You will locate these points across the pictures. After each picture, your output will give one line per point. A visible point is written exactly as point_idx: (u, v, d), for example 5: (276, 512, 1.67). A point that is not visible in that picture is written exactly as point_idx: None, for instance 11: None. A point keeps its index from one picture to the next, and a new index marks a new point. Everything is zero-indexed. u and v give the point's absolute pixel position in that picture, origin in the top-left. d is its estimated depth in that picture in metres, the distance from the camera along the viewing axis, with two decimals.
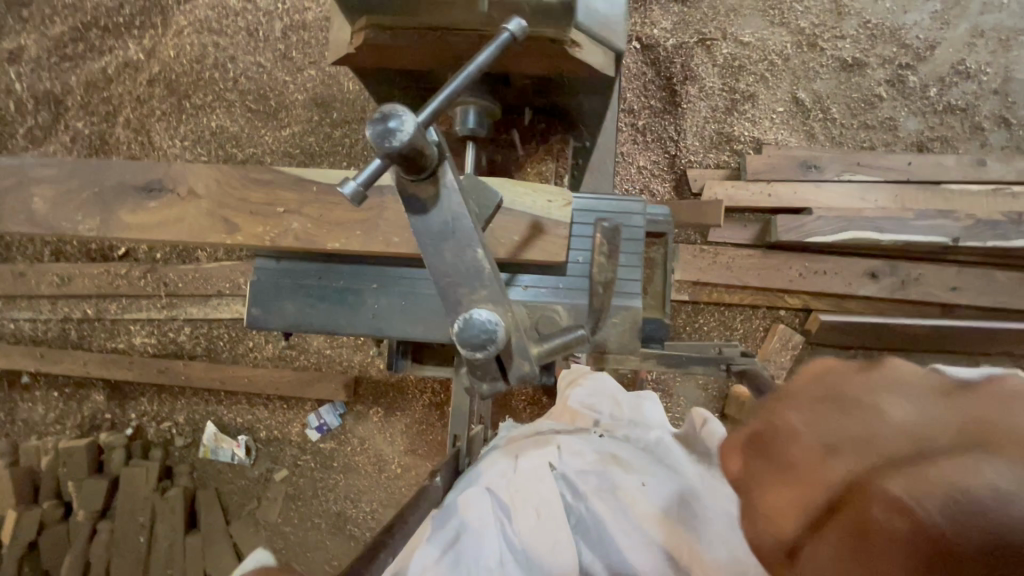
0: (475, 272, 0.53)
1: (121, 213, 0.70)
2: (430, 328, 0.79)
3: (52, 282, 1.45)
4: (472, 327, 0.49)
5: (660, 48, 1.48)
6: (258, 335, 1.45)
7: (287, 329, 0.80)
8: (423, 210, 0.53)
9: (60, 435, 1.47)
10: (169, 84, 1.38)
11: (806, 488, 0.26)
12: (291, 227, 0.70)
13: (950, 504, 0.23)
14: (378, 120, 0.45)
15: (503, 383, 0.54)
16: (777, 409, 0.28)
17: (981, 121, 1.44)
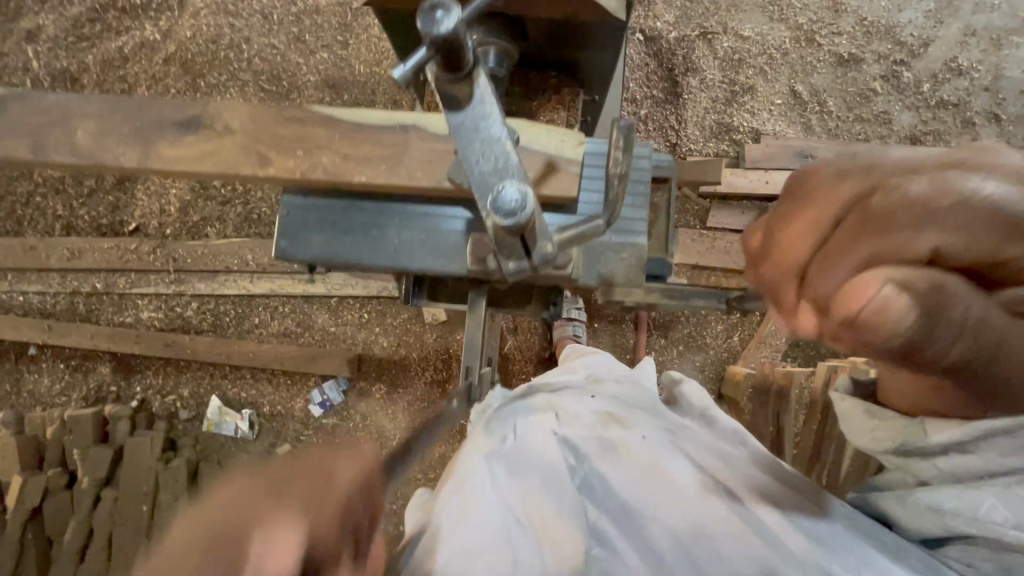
0: (506, 166, 0.54)
1: (158, 146, 0.71)
2: (451, 264, 0.81)
3: (62, 255, 1.47)
4: (502, 202, 0.50)
5: (663, 39, 1.52)
6: (264, 311, 1.48)
7: (314, 260, 0.82)
8: (456, 110, 0.54)
9: (65, 407, 1.49)
10: (184, 64, 1.42)
11: (819, 223, 0.41)
12: (320, 161, 0.72)
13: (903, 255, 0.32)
14: (427, 9, 0.46)
15: (526, 262, 0.58)
16: (863, 182, 0.41)
17: (972, 116, 1.49)
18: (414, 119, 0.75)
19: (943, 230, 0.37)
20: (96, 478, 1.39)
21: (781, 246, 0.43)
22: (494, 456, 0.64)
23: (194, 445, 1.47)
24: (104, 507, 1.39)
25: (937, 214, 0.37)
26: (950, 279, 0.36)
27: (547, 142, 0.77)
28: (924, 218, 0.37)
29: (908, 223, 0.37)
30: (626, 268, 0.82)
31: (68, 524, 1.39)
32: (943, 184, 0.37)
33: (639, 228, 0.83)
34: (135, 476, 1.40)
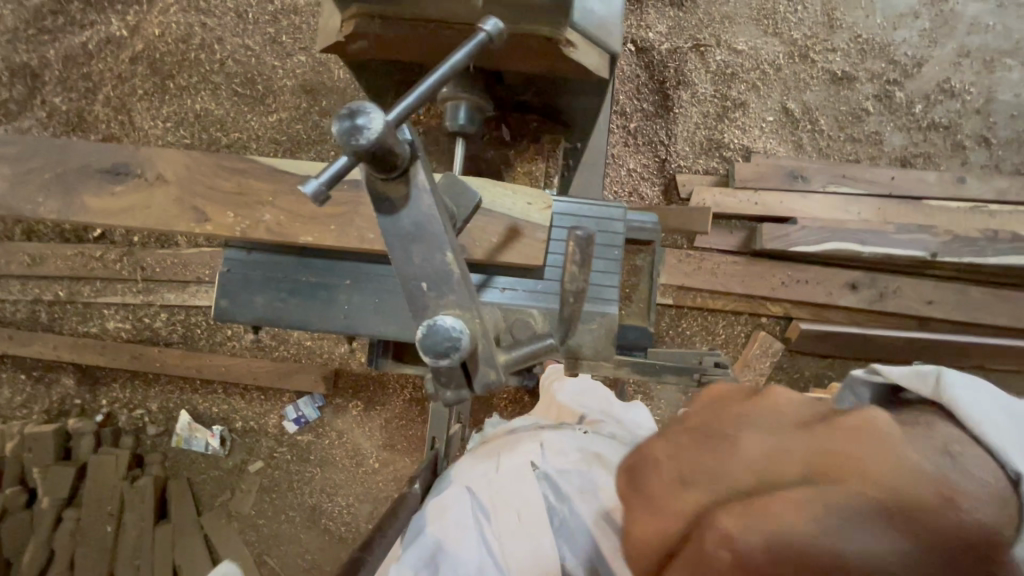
0: (446, 278, 0.50)
1: (86, 196, 0.70)
2: (400, 327, 0.78)
3: (23, 262, 1.40)
4: (437, 335, 0.45)
5: (655, 51, 1.48)
6: (237, 323, 1.43)
7: (258, 322, 0.80)
8: (390, 212, 0.50)
9: (27, 419, 1.43)
10: (153, 63, 1.34)
11: (664, 538, 0.31)
12: (263, 219, 0.71)
13: (763, 536, 0.28)
14: (344, 116, 0.43)
15: (467, 392, 0.50)
16: (717, 488, 0.31)
17: (963, 139, 1.47)
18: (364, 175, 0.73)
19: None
20: (59, 496, 1.35)
21: (625, 536, 0.34)
22: (470, 493, 0.68)
23: (162, 461, 1.42)
24: (66, 526, 1.35)
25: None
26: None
27: (512, 205, 0.75)
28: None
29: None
30: (593, 339, 0.79)
31: (30, 541, 1.34)
32: (833, 483, 0.29)
33: (609, 295, 0.80)
34: (99, 494, 1.35)
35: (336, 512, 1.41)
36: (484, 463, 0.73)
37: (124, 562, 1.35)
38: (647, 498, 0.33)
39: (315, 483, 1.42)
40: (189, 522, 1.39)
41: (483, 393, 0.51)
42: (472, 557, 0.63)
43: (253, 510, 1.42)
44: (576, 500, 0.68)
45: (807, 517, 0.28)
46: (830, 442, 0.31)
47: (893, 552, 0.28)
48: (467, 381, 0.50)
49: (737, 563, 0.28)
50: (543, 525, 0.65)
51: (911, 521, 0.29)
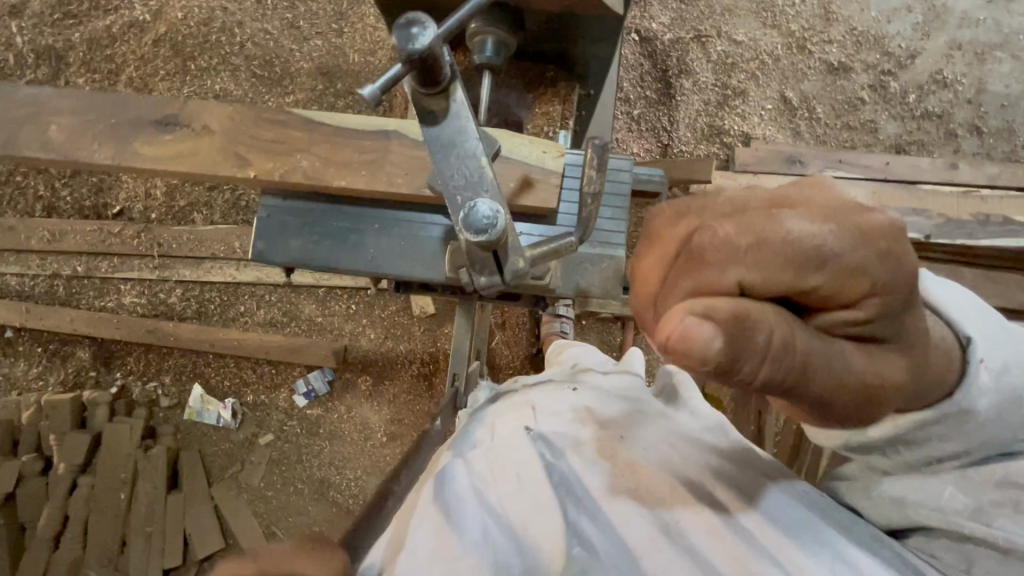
0: (480, 180, 0.55)
1: (137, 144, 0.75)
2: (427, 270, 0.82)
3: (42, 237, 1.44)
4: (475, 217, 0.52)
5: (658, 40, 1.54)
6: (250, 299, 1.47)
7: (291, 263, 0.84)
8: (433, 125, 0.55)
9: (42, 391, 1.46)
10: (175, 46, 1.39)
11: (666, 257, 0.37)
12: (300, 165, 0.77)
13: (751, 232, 0.35)
14: (402, 25, 0.49)
15: (498, 278, 0.57)
16: (702, 214, 0.37)
17: (955, 127, 1.53)
18: (393, 127, 0.79)
19: (759, 257, 0.34)
20: (73, 464, 1.37)
21: (638, 283, 0.39)
22: (465, 462, 0.63)
23: (174, 433, 1.45)
24: (80, 493, 1.37)
25: (757, 245, 0.35)
26: (767, 313, 0.34)
27: (528, 152, 0.80)
28: (755, 252, 0.35)
29: (737, 254, 0.35)
30: (602, 280, 0.85)
31: (43, 508, 1.36)
32: (771, 219, 0.35)
33: (617, 240, 0.86)
34: (113, 463, 1.38)
35: (344, 484, 1.44)
36: (480, 435, 0.69)
37: (135, 529, 1.37)
38: (649, 234, 0.39)
39: (324, 456, 1.45)
40: (200, 492, 1.42)
41: (512, 280, 0.58)
42: (477, 522, 0.57)
43: (262, 482, 1.45)
44: (571, 455, 0.63)
45: (789, 222, 0.35)
46: (780, 193, 0.38)
47: (840, 248, 0.34)
48: (498, 268, 0.57)
49: (730, 242, 0.35)
50: (542, 485, 0.60)
51: (849, 220, 0.35)
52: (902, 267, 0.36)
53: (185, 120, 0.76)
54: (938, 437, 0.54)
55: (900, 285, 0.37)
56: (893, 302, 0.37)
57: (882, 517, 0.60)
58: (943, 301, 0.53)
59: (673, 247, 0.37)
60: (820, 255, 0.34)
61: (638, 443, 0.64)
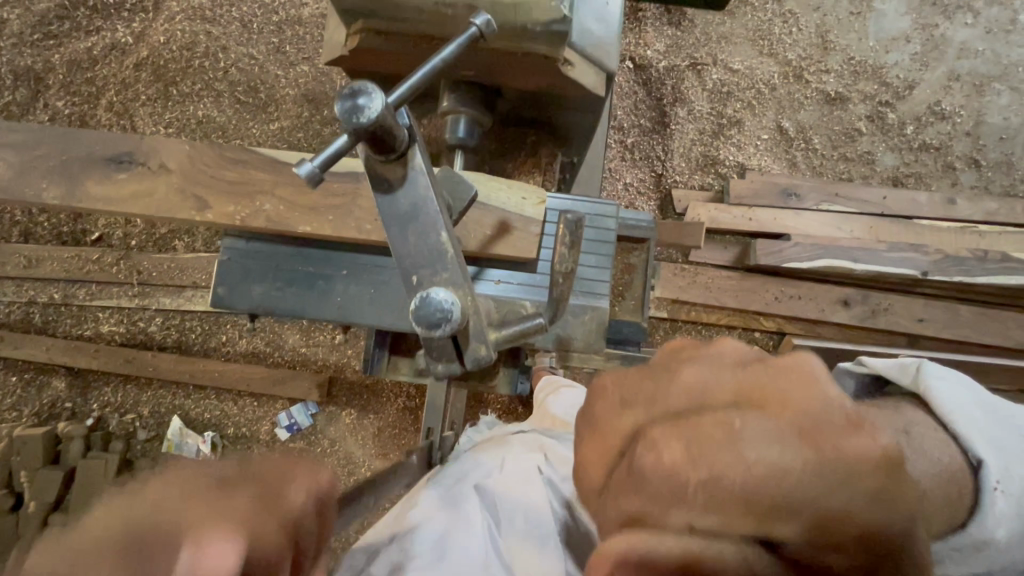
0: (439, 256, 0.52)
1: (88, 183, 0.72)
2: (395, 317, 0.79)
3: (18, 263, 1.40)
4: (430, 306, 0.47)
5: (653, 68, 1.51)
6: (232, 329, 1.43)
7: (255, 309, 0.80)
8: (389, 193, 0.51)
9: (16, 422, 1.41)
10: (157, 69, 1.36)
11: (610, 451, 0.41)
12: (264, 209, 0.73)
13: (702, 442, 0.36)
14: (346, 94, 0.44)
15: (457, 365, 0.53)
16: (645, 421, 0.41)
17: (953, 160, 1.50)
18: (361, 168, 0.75)
19: (709, 502, 0.35)
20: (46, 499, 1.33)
21: (585, 470, 0.43)
22: (479, 492, 0.74)
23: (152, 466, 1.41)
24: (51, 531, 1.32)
25: (706, 481, 0.35)
26: (725, 541, 0.34)
27: (507, 199, 0.77)
28: (705, 492, 0.35)
29: (680, 490, 0.35)
30: (585, 331, 0.81)
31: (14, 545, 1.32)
32: (727, 433, 0.36)
33: (600, 289, 0.83)
34: None
35: None
36: (490, 465, 0.80)
37: None
38: (602, 422, 0.43)
39: None
40: None
41: (473, 367, 0.53)
42: (479, 550, 0.68)
43: None
44: (578, 505, 0.77)
45: (746, 435, 0.36)
46: (745, 382, 0.40)
47: (800, 478, 0.35)
48: (457, 354, 0.53)
49: (683, 459, 0.36)
50: (550, 529, 0.73)
51: (819, 443, 0.36)
52: (886, 498, 0.36)
53: (151, 166, 0.73)
54: (956, 561, 0.55)
55: (880, 523, 0.36)
56: (875, 549, 0.36)
57: None
58: (952, 406, 0.58)
59: (619, 438, 0.42)
60: (781, 489, 0.35)
61: None
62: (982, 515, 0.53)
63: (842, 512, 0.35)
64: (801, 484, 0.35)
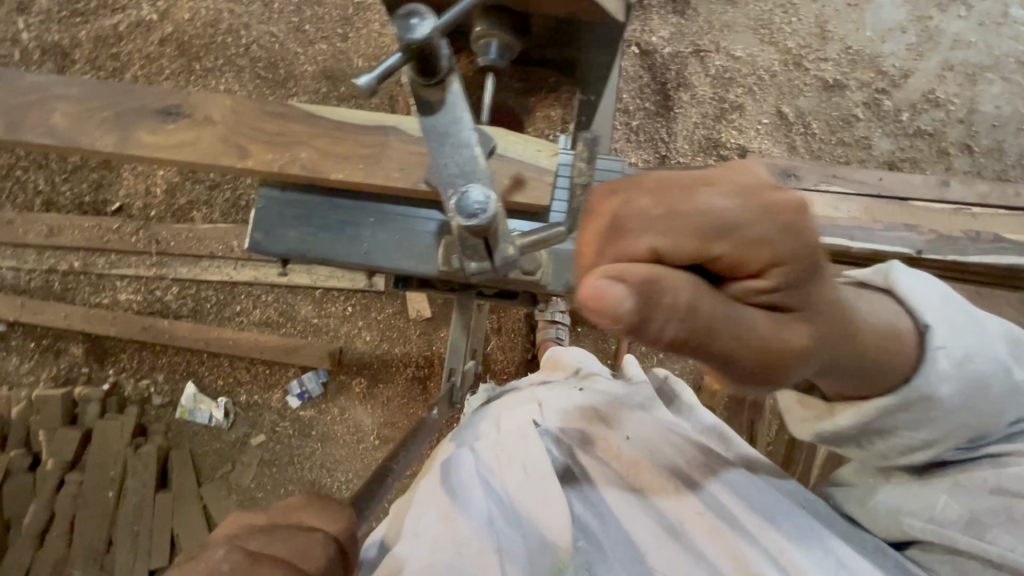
0: (473, 168, 0.56)
1: (139, 131, 0.76)
2: (423, 263, 0.83)
3: (40, 231, 1.44)
4: (467, 203, 0.53)
5: (658, 54, 1.56)
6: (246, 299, 1.46)
7: (288, 254, 0.84)
8: (429, 115, 0.56)
9: (33, 386, 1.45)
10: (180, 46, 1.41)
11: (593, 225, 0.39)
12: (299, 157, 0.78)
13: (658, 196, 0.37)
14: (402, 14, 0.48)
15: (488, 264, 0.58)
16: (628, 185, 0.40)
17: (947, 146, 1.56)
18: (392, 123, 0.80)
19: (666, 222, 0.37)
20: (62, 460, 1.36)
21: (571, 250, 0.41)
22: (470, 454, 0.67)
23: (165, 431, 1.44)
24: (68, 490, 1.36)
25: (667, 215, 0.37)
26: (672, 272, 0.35)
27: (522, 151, 0.81)
28: (662, 217, 0.37)
29: (650, 222, 0.37)
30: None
31: (29, 505, 1.35)
32: (683, 187, 0.37)
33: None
34: (102, 460, 1.37)
35: (336, 487, 1.44)
36: (487, 426, 0.72)
37: (122, 528, 1.36)
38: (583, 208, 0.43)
39: (316, 458, 1.45)
40: (188, 491, 1.41)
41: (501, 269, 0.58)
42: (477, 512, 0.60)
43: (252, 483, 1.44)
44: (579, 453, 0.68)
45: (700, 191, 0.37)
46: (708, 167, 0.40)
47: (740, 217, 0.36)
48: (488, 255, 0.58)
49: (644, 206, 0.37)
50: (549, 482, 0.62)
51: (756, 192, 0.37)
52: (813, 240, 0.38)
53: (192, 121, 0.78)
54: (909, 428, 0.54)
55: (804, 254, 0.38)
56: (798, 274, 0.38)
57: (876, 526, 0.62)
58: (914, 293, 0.52)
59: (597, 212, 0.40)
60: (722, 220, 0.36)
61: (649, 442, 0.68)
62: (925, 371, 0.51)
63: (774, 248, 0.37)
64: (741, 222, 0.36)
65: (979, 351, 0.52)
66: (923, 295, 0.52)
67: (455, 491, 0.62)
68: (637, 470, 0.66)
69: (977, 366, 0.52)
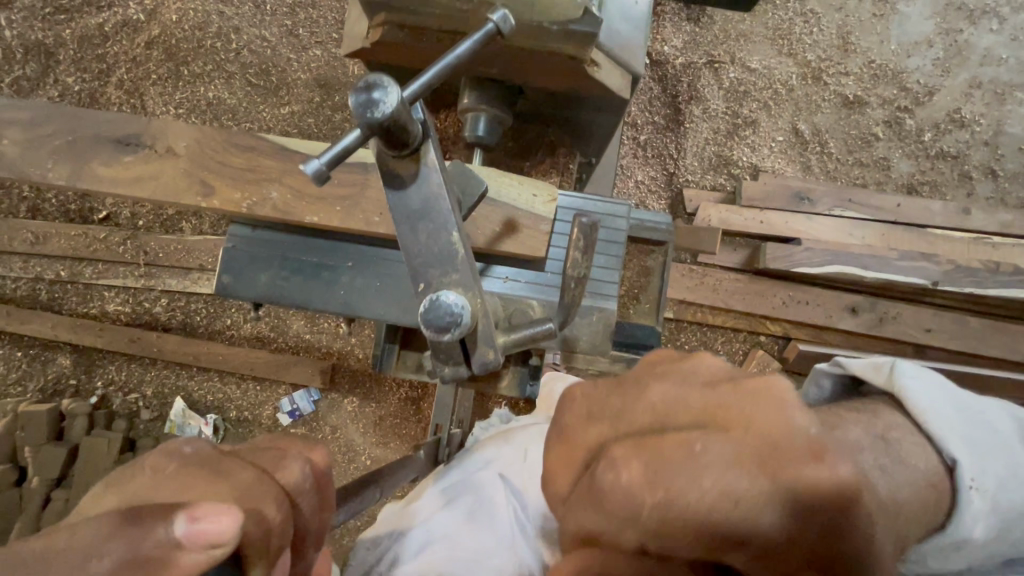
0: (450, 257, 0.53)
1: (94, 163, 0.72)
2: (404, 311, 0.78)
3: (25, 239, 1.40)
4: (438, 307, 0.49)
5: (669, 64, 1.49)
6: (236, 312, 1.43)
7: (259, 300, 0.79)
8: (401, 189, 0.52)
9: (20, 397, 1.42)
10: (168, 49, 1.34)
11: (575, 464, 0.44)
12: (270, 197, 0.73)
13: (648, 468, 0.37)
14: (360, 89, 0.44)
15: (465, 369, 0.56)
16: (611, 430, 0.43)
17: (970, 169, 1.48)
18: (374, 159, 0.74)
19: (662, 517, 0.37)
20: (47, 476, 1.34)
21: (550, 478, 0.46)
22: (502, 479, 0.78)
23: (153, 446, 1.42)
24: (53, 507, 1.33)
25: (661, 504, 0.37)
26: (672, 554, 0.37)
27: (517, 195, 0.76)
28: (658, 510, 0.37)
29: (637, 499, 0.37)
30: (591, 332, 0.81)
31: (16, 519, 1.33)
32: (678, 462, 0.37)
33: (609, 291, 0.83)
34: (89, 476, 1.35)
35: None
36: (513, 448, 0.84)
37: None
38: (566, 437, 0.45)
39: None
40: None
41: (480, 371, 0.56)
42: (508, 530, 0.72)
43: None
44: None
45: (702, 475, 0.36)
46: (711, 402, 0.41)
47: (747, 508, 0.36)
48: (466, 359, 0.56)
49: (633, 487, 0.37)
50: None
51: (767, 469, 0.37)
52: (840, 527, 0.36)
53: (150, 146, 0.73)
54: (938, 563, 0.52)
55: (830, 542, 0.37)
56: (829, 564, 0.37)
57: None
58: (923, 405, 0.53)
59: (582, 451, 0.44)
60: (724, 516, 0.36)
61: None
62: (959, 517, 0.50)
63: (789, 534, 0.36)
64: (746, 511, 0.36)
65: (1011, 479, 0.51)
66: (931, 407, 0.53)
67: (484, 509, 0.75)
68: None
69: (1012, 495, 0.51)
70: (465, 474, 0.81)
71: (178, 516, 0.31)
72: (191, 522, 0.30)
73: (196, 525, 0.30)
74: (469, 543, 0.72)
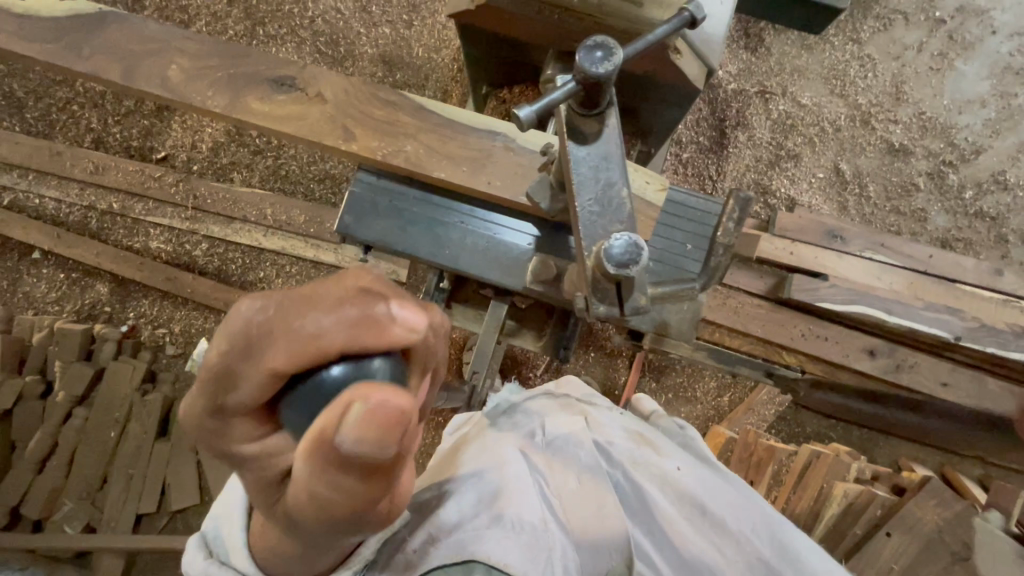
0: (618, 208, 0.64)
1: (252, 103, 0.79)
2: (509, 272, 0.86)
3: (86, 168, 1.46)
4: (618, 252, 0.58)
5: (721, 89, 1.52)
6: (270, 267, 1.48)
7: (375, 243, 0.87)
8: (582, 144, 0.64)
9: (57, 316, 1.49)
10: (248, 8, 1.41)
11: None
12: (405, 149, 0.80)
13: None
14: (589, 47, 0.55)
15: (618, 310, 0.64)
16: None
17: (1007, 232, 1.49)
18: (500, 130, 0.82)
19: None
20: (72, 394, 1.40)
21: None
22: (526, 453, 0.73)
23: (173, 381, 1.47)
24: (73, 424, 1.40)
25: None
26: None
27: (634, 181, 0.85)
28: None
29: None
30: (679, 318, 0.87)
31: (36, 431, 1.40)
32: None
33: None
34: (109, 401, 1.41)
35: None
36: (533, 422, 0.79)
37: (117, 469, 1.39)
38: None
39: None
40: (185, 447, 1.42)
41: (628, 314, 0.64)
42: (538, 509, 0.67)
43: None
44: (630, 469, 0.76)
45: None
46: None
47: None
48: (619, 302, 0.63)
49: None
50: (605, 492, 0.74)
51: None
52: None
53: (253, 90, 0.80)
54: None
55: None
56: None
57: None
58: None
59: None
60: None
61: (690, 469, 0.78)
62: None
63: None
64: None
65: None
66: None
67: (512, 482, 0.68)
68: (678, 492, 0.75)
69: None
70: (491, 443, 0.75)
71: (392, 301, 0.39)
72: (405, 306, 0.39)
73: (408, 310, 0.39)
74: (499, 522, 0.63)
